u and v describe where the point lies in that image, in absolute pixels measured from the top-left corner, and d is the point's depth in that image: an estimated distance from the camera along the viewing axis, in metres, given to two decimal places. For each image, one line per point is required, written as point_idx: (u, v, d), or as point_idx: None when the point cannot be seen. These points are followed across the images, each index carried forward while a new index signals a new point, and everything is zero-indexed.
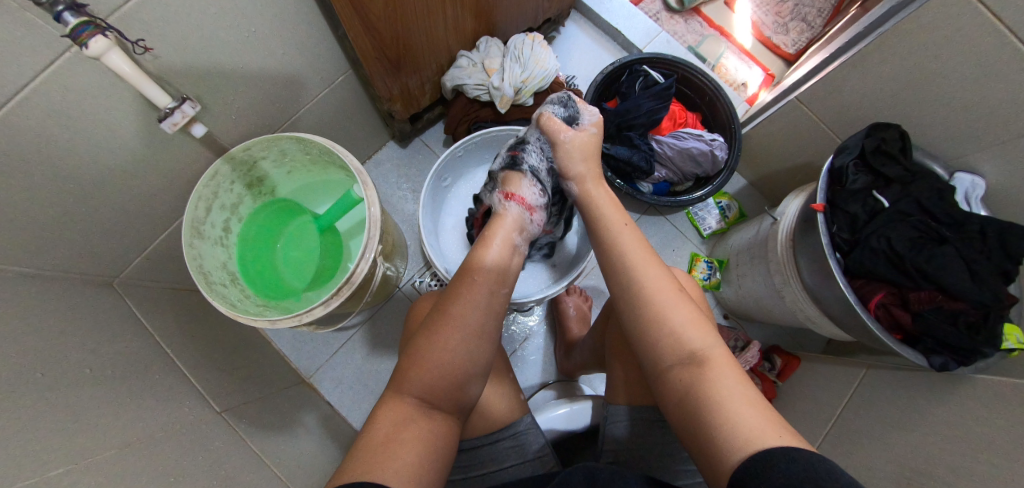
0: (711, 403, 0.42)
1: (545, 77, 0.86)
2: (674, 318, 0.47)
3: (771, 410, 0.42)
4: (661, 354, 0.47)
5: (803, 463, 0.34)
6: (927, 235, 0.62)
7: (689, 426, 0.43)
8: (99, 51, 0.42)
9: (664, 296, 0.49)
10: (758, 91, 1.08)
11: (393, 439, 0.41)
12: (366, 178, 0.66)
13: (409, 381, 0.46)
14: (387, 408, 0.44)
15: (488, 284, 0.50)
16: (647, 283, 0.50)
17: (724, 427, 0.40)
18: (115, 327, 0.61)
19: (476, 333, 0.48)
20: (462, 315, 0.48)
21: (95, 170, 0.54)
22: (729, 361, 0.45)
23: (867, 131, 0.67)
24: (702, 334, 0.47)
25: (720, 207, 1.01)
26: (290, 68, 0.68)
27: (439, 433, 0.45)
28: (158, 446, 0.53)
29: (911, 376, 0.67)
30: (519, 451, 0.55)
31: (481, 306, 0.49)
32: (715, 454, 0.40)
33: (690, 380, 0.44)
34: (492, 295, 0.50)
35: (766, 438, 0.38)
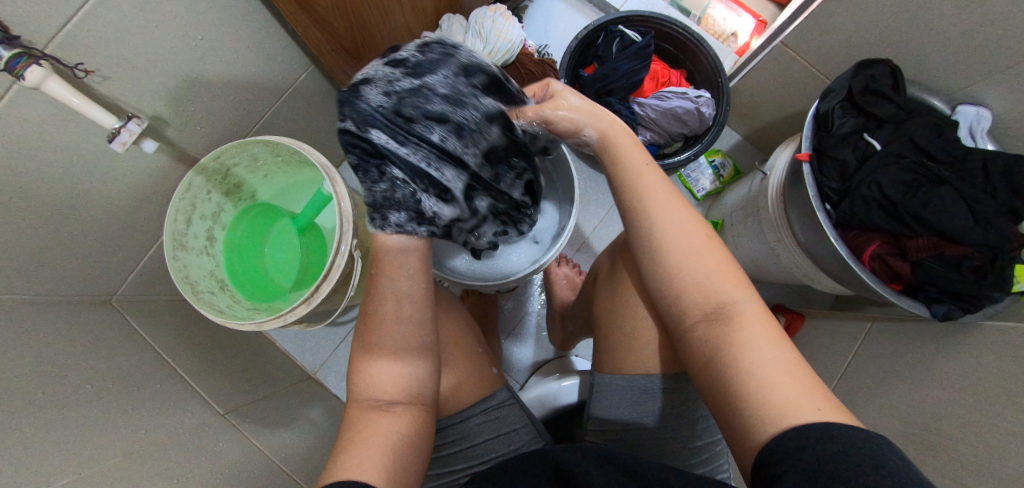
0: (738, 359, 0.39)
1: (509, 50, 0.80)
2: (694, 272, 0.44)
3: (808, 373, 0.38)
4: (681, 312, 0.45)
5: (844, 443, 0.31)
6: (923, 177, 0.57)
7: (716, 386, 0.41)
8: (36, 82, 0.42)
9: (690, 242, 0.46)
10: (749, 40, 1.01)
11: (354, 443, 0.43)
12: (333, 174, 0.66)
13: (359, 387, 0.47)
14: (349, 418, 0.46)
15: (390, 273, 0.48)
16: (668, 233, 0.46)
17: (759, 397, 0.37)
18: (116, 343, 0.63)
19: (405, 314, 0.48)
20: (378, 310, 0.48)
21: (69, 196, 0.56)
22: (758, 311, 0.42)
23: (855, 70, 0.62)
24: (729, 285, 0.43)
25: (714, 166, 0.97)
26: (248, 70, 0.67)
27: (399, 422, 0.45)
28: (162, 451, 0.56)
29: (916, 327, 0.64)
30: (493, 426, 0.56)
31: (400, 291, 0.48)
32: (741, 424, 0.37)
33: (716, 337, 0.42)
34: (399, 277, 0.48)
35: (802, 410, 0.35)
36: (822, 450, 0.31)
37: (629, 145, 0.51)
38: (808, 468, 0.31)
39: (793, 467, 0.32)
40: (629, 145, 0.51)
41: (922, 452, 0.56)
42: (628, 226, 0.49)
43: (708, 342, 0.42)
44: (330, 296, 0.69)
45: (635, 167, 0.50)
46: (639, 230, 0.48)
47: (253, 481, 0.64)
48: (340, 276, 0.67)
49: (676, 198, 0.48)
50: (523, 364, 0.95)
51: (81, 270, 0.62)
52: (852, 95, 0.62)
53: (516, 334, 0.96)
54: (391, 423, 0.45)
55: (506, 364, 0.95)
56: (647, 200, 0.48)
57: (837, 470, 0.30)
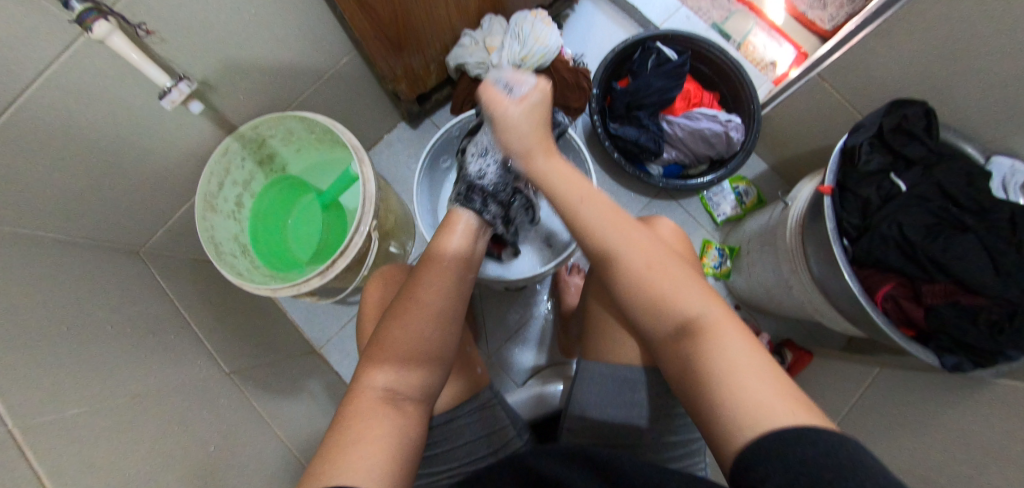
0: (712, 367, 0.41)
1: (545, 54, 0.82)
2: (661, 291, 0.47)
3: (779, 375, 0.40)
4: (656, 332, 0.48)
5: (820, 445, 0.31)
6: (945, 223, 0.57)
7: (695, 397, 0.42)
8: (102, 35, 0.46)
9: (649, 272, 0.48)
10: (788, 70, 1.00)
11: (366, 435, 0.41)
12: (361, 156, 0.69)
13: (374, 378, 0.46)
14: (354, 406, 0.44)
15: (456, 269, 0.52)
16: (632, 257, 0.48)
17: (730, 404, 0.38)
18: (139, 291, 0.66)
19: (442, 316, 0.50)
20: (429, 301, 0.49)
21: (115, 148, 0.59)
22: (729, 319, 0.45)
23: (887, 109, 0.62)
24: (698, 299, 0.46)
25: (737, 192, 0.96)
26: (295, 48, 0.71)
27: (408, 421, 0.45)
28: (167, 398, 0.58)
29: (927, 377, 0.62)
30: (477, 426, 0.57)
31: (445, 290, 0.50)
32: (719, 430, 0.38)
33: (690, 350, 0.44)
34: (461, 279, 0.52)
35: (774, 414, 0.36)
36: (803, 453, 0.31)
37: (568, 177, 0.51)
38: (786, 471, 0.31)
39: (774, 470, 0.31)
40: (558, 180, 0.51)
41: None
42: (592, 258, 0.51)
43: (682, 356, 0.45)
44: (343, 273, 0.72)
45: (572, 200, 0.50)
46: (600, 257, 0.50)
47: (247, 440, 0.66)
48: (355, 254, 0.69)
49: (628, 221, 0.50)
50: (521, 367, 0.95)
51: (116, 218, 0.66)
52: (882, 133, 0.62)
53: (519, 335, 0.97)
54: (404, 423, 0.44)
55: (505, 364, 0.95)
56: (603, 223, 0.49)
57: (820, 471, 0.29)
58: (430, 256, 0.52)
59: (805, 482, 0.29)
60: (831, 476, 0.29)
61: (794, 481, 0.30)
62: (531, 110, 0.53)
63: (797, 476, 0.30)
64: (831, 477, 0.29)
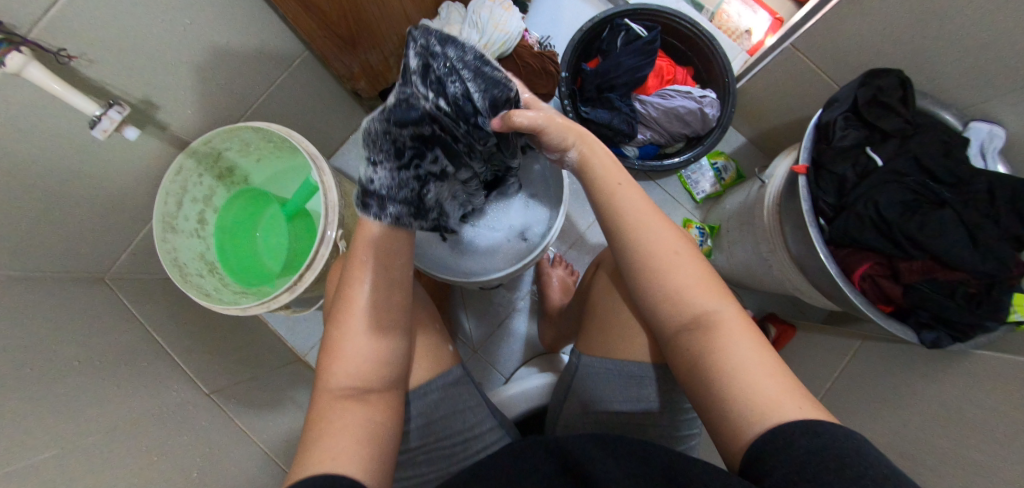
0: (722, 361, 0.42)
1: (507, 41, 0.76)
2: (675, 281, 0.46)
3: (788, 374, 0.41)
4: (666, 320, 0.47)
5: (827, 437, 0.34)
6: (922, 197, 0.56)
7: (701, 387, 0.43)
8: (16, 68, 0.42)
9: (663, 258, 0.47)
10: (763, 38, 0.97)
11: (331, 431, 0.43)
12: (320, 164, 0.66)
13: (331, 375, 0.47)
14: (319, 407, 0.45)
15: (374, 260, 0.49)
16: (653, 242, 0.47)
17: (741, 397, 0.39)
18: (106, 321, 0.65)
19: (380, 305, 0.49)
20: (359, 295, 0.48)
21: (57, 178, 0.56)
22: (740, 316, 0.45)
23: (862, 80, 0.60)
24: (710, 293, 0.46)
25: (716, 168, 0.94)
26: (242, 54, 0.67)
27: (376, 410, 0.46)
28: (145, 429, 0.58)
29: (906, 350, 0.62)
30: (449, 405, 0.58)
31: (383, 280, 0.49)
32: (730, 422, 0.39)
33: (698, 343, 0.44)
34: (381, 268, 0.49)
35: (785, 409, 0.38)
36: (805, 443, 0.34)
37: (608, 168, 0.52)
38: (798, 464, 0.33)
39: (783, 464, 0.34)
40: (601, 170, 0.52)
41: None
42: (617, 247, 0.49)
43: (691, 349, 0.45)
44: (315, 284, 0.70)
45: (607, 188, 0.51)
46: (623, 239, 0.49)
47: (232, 461, 0.66)
48: (323, 266, 0.67)
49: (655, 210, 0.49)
50: (508, 359, 0.95)
51: (73, 247, 0.64)
52: (857, 106, 0.60)
53: (504, 329, 0.96)
54: (372, 412, 0.46)
55: (493, 357, 0.95)
56: (630, 207, 0.49)
57: (825, 460, 0.32)
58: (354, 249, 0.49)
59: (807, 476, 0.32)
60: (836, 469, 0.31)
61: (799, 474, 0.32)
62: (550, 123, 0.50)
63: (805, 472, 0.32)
64: (836, 467, 0.32)
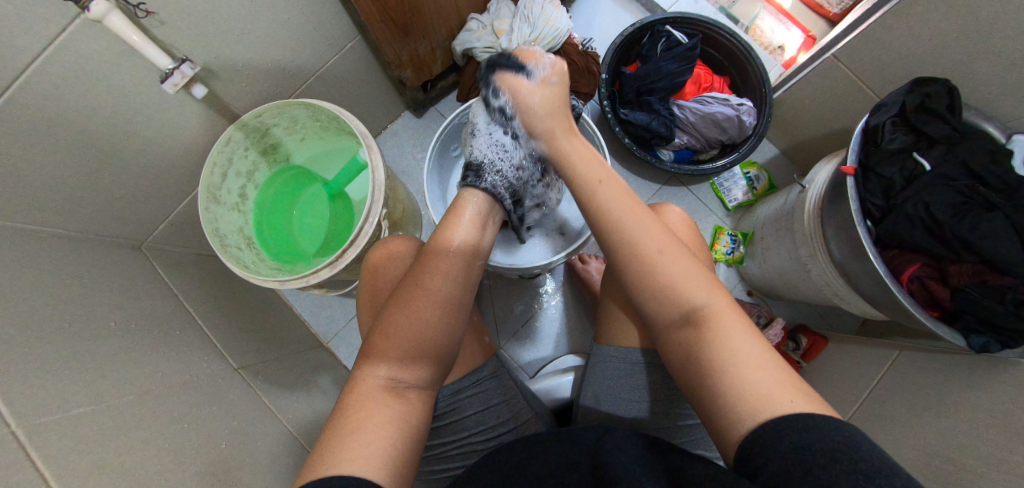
0: (715, 353, 0.42)
1: (556, 37, 0.80)
2: (667, 276, 0.47)
3: (782, 367, 0.41)
4: (657, 315, 0.47)
5: (818, 432, 0.34)
6: (973, 202, 0.55)
7: (694, 381, 0.44)
8: (100, 14, 0.43)
9: (653, 251, 0.47)
10: (796, 54, 0.99)
11: (365, 424, 0.41)
12: (371, 143, 0.67)
13: (377, 363, 0.46)
14: (355, 394, 0.44)
15: (462, 258, 0.52)
16: (637, 239, 0.48)
17: (733, 390, 0.40)
18: (142, 287, 0.64)
19: (447, 301, 0.50)
20: (438, 287, 0.49)
21: (112, 137, 0.57)
22: (733, 310, 0.45)
23: (909, 86, 0.61)
24: (703, 288, 0.46)
25: (748, 177, 0.95)
26: (297, 33, 0.68)
27: (410, 408, 0.45)
28: (175, 394, 0.56)
29: (951, 359, 0.61)
30: (483, 398, 0.57)
31: (449, 276, 0.50)
32: (719, 411, 0.40)
33: (693, 338, 0.44)
34: (466, 268, 0.52)
35: (776, 403, 0.38)
36: (797, 439, 0.34)
37: (582, 163, 0.54)
38: (791, 455, 0.34)
39: (775, 458, 0.34)
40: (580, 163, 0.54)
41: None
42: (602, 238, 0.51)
43: (684, 343, 0.45)
44: (353, 264, 0.70)
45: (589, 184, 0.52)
46: (606, 236, 0.50)
47: (257, 435, 0.64)
48: (365, 244, 0.67)
49: (640, 204, 0.51)
50: (535, 356, 0.95)
51: (117, 211, 0.63)
52: (904, 111, 0.60)
53: (531, 325, 0.96)
54: (408, 410, 0.45)
55: (519, 354, 0.94)
56: (610, 197, 0.51)
57: (815, 458, 0.33)
58: (445, 234, 0.53)
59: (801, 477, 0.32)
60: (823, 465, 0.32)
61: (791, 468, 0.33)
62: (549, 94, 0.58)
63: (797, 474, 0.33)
64: (824, 465, 0.32)
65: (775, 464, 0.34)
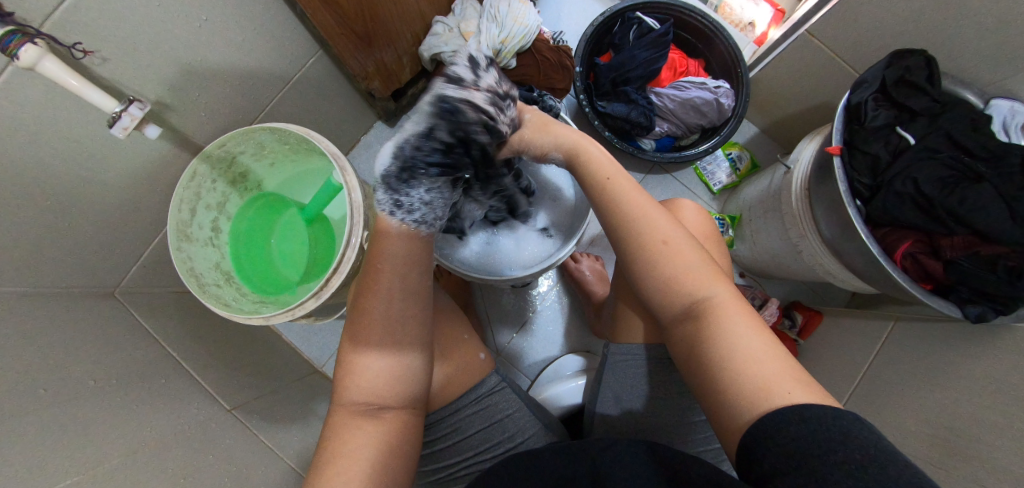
0: (715, 347, 0.42)
1: (526, 35, 0.77)
2: (671, 271, 0.46)
3: (786, 358, 0.40)
4: (663, 310, 0.47)
5: (816, 422, 0.34)
6: (959, 173, 0.56)
7: (697, 373, 0.43)
8: (32, 62, 0.40)
9: (657, 248, 0.46)
10: (767, 29, 0.98)
11: (344, 451, 0.42)
12: (342, 163, 0.64)
13: (345, 391, 0.45)
14: (332, 425, 0.44)
15: (395, 268, 0.46)
16: (643, 235, 0.47)
17: (731, 382, 0.40)
18: (123, 335, 0.61)
19: (393, 318, 0.46)
20: (377, 306, 0.45)
21: (68, 185, 0.53)
22: (735, 304, 0.44)
23: (888, 61, 0.61)
24: (705, 279, 0.45)
25: (731, 158, 0.94)
26: (255, 54, 0.65)
27: (391, 428, 0.45)
28: (168, 447, 0.54)
29: (942, 328, 0.62)
30: (484, 416, 0.55)
31: (392, 291, 0.46)
32: (723, 409, 0.40)
33: (695, 332, 0.44)
34: (404, 275, 0.46)
35: (774, 396, 0.37)
36: (794, 433, 0.34)
37: (603, 161, 0.52)
38: (782, 448, 0.34)
39: (772, 452, 0.34)
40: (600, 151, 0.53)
41: (950, 457, 0.54)
42: (613, 235, 0.50)
43: (686, 338, 0.45)
44: (340, 290, 0.67)
45: (595, 185, 0.51)
46: (617, 228, 0.49)
47: (256, 479, 0.62)
48: (350, 268, 0.65)
49: (650, 202, 0.49)
50: (536, 359, 0.94)
51: (81, 260, 0.59)
52: (884, 86, 0.61)
53: (528, 328, 0.95)
54: (385, 432, 0.44)
55: (519, 359, 0.93)
56: (625, 200, 0.49)
57: (810, 449, 0.32)
58: (376, 250, 0.47)
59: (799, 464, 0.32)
60: (820, 454, 0.32)
61: (791, 462, 0.33)
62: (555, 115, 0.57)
63: (792, 462, 0.33)
64: (819, 454, 0.32)
65: (770, 457, 0.34)
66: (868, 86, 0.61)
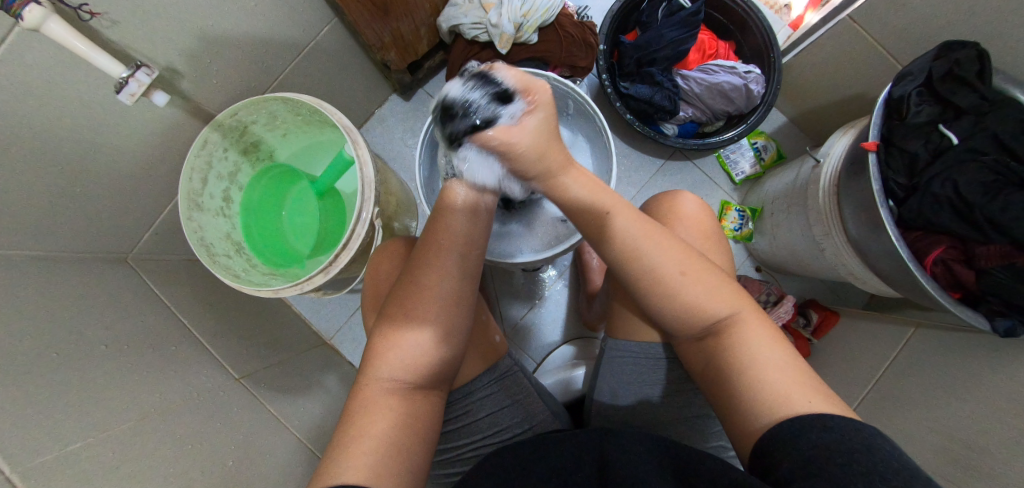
0: (744, 370, 0.40)
1: (549, 8, 0.74)
2: (686, 297, 0.44)
3: (806, 368, 0.40)
4: (681, 330, 0.45)
5: (835, 432, 0.33)
6: (1003, 178, 0.52)
7: (721, 389, 0.42)
8: (36, 23, 0.39)
9: (671, 273, 0.44)
10: (804, 12, 0.91)
11: (365, 430, 0.41)
12: (355, 137, 0.62)
13: (380, 365, 0.44)
14: (362, 396, 0.43)
15: (456, 249, 0.47)
16: (653, 261, 0.44)
17: (755, 396, 0.38)
18: (137, 302, 0.62)
19: (448, 300, 0.46)
20: (436, 285, 0.46)
21: (79, 151, 0.53)
22: (756, 320, 0.43)
23: (936, 52, 0.57)
24: (725, 298, 0.44)
25: (756, 148, 0.91)
26: (267, 21, 0.63)
27: (420, 412, 0.44)
28: (175, 414, 0.55)
29: (964, 338, 0.60)
30: (497, 399, 0.55)
31: (464, 272, 0.47)
32: (743, 426, 0.39)
33: (716, 351, 0.43)
34: (464, 260, 0.47)
35: (796, 403, 0.37)
36: (814, 439, 0.33)
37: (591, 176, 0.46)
38: (802, 458, 0.32)
39: (790, 458, 0.33)
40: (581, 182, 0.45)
41: (962, 471, 0.53)
42: (613, 264, 0.47)
43: (711, 356, 0.43)
44: (348, 267, 0.66)
45: (600, 204, 0.46)
46: (621, 262, 0.45)
47: (263, 448, 0.64)
48: (359, 245, 0.64)
49: (656, 227, 0.46)
50: (543, 342, 0.94)
51: (95, 226, 0.60)
52: (931, 80, 0.57)
53: (537, 310, 0.94)
54: (415, 414, 0.43)
55: (526, 343, 0.93)
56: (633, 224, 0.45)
57: (832, 458, 0.31)
58: (439, 229, 0.47)
59: (816, 470, 0.31)
60: (844, 462, 0.31)
61: (807, 467, 0.32)
62: (539, 137, 0.41)
63: (810, 469, 0.31)
64: (844, 462, 0.31)
65: (787, 467, 0.33)
66: (913, 77, 0.57)
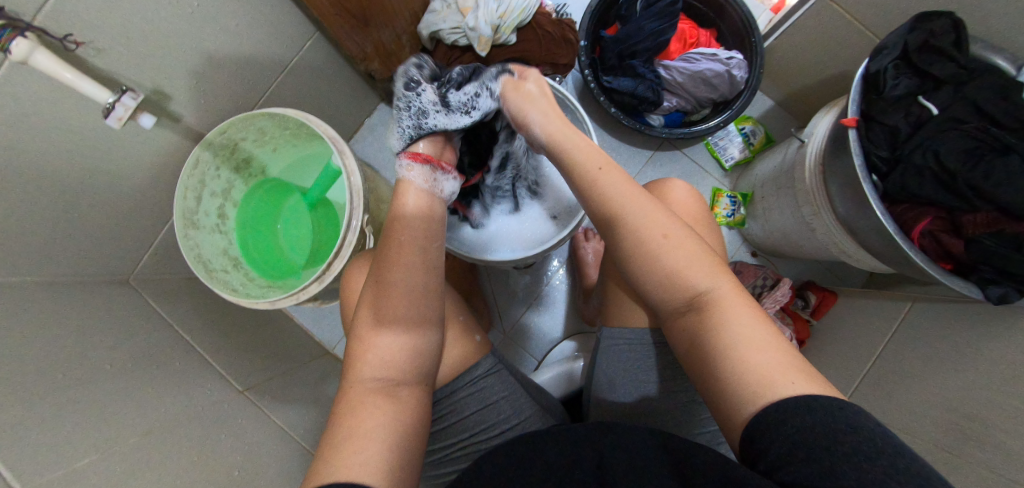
0: (725, 346, 0.40)
1: (526, 8, 0.74)
2: (669, 262, 0.44)
3: (788, 348, 0.40)
4: (665, 302, 0.45)
5: (820, 414, 0.33)
6: (986, 145, 0.52)
7: (704, 365, 0.41)
8: (24, 55, 0.40)
9: (656, 241, 0.45)
10: None
11: (353, 432, 0.41)
12: (340, 147, 0.64)
13: (362, 369, 0.45)
14: (347, 400, 0.44)
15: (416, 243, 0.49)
16: (639, 226, 0.46)
17: (739, 374, 0.38)
18: (139, 320, 0.63)
19: (417, 295, 0.47)
20: (405, 281, 0.47)
21: (74, 176, 0.54)
22: (737, 295, 0.43)
23: (910, 25, 0.57)
24: (705, 272, 0.44)
25: (744, 133, 0.91)
26: (250, 39, 0.64)
27: (406, 408, 0.45)
28: (180, 428, 0.56)
29: (960, 310, 0.59)
30: (480, 398, 0.56)
31: (428, 265, 0.49)
32: (727, 409, 0.39)
33: (697, 323, 0.42)
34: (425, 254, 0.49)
35: (778, 385, 0.36)
36: (797, 424, 0.33)
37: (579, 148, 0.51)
38: (786, 442, 0.33)
39: (774, 444, 0.33)
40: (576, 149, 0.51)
41: (964, 443, 0.53)
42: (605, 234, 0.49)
43: (689, 329, 0.43)
44: (342, 275, 0.68)
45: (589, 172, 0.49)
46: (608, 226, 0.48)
47: (268, 458, 0.65)
48: (352, 252, 0.65)
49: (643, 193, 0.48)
50: (543, 339, 0.94)
51: (95, 249, 0.61)
52: (905, 53, 0.57)
53: (535, 308, 0.95)
54: (402, 410, 0.44)
55: (526, 341, 0.94)
56: (612, 190, 0.48)
57: (813, 443, 0.32)
58: (395, 225, 0.50)
59: (800, 456, 0.31)
60: (826, 445, 0.31)
61: (793, 452, 0.32)
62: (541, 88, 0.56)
63: (796, 455, 0.32)
64: (824, 445, 0.31)
65: (774, 448, 0.33)
66: (889, 50, 0.57)
